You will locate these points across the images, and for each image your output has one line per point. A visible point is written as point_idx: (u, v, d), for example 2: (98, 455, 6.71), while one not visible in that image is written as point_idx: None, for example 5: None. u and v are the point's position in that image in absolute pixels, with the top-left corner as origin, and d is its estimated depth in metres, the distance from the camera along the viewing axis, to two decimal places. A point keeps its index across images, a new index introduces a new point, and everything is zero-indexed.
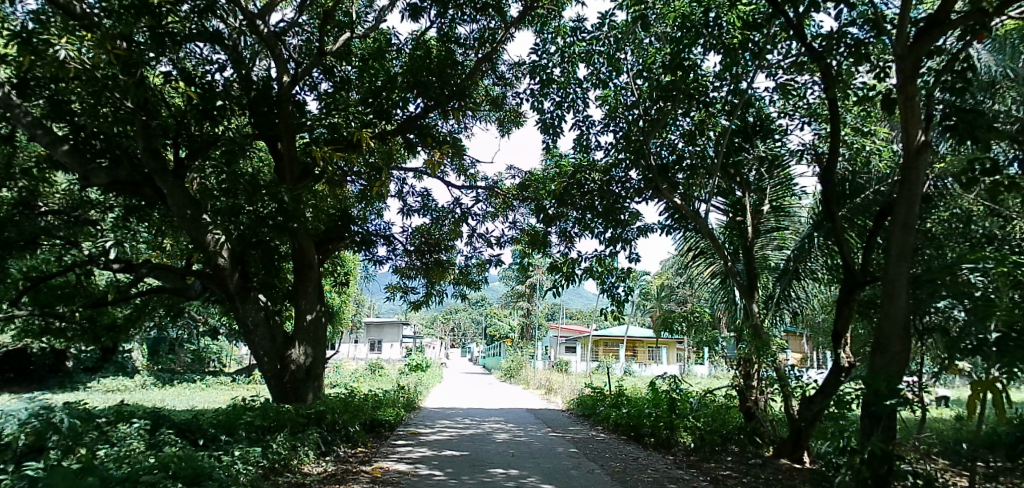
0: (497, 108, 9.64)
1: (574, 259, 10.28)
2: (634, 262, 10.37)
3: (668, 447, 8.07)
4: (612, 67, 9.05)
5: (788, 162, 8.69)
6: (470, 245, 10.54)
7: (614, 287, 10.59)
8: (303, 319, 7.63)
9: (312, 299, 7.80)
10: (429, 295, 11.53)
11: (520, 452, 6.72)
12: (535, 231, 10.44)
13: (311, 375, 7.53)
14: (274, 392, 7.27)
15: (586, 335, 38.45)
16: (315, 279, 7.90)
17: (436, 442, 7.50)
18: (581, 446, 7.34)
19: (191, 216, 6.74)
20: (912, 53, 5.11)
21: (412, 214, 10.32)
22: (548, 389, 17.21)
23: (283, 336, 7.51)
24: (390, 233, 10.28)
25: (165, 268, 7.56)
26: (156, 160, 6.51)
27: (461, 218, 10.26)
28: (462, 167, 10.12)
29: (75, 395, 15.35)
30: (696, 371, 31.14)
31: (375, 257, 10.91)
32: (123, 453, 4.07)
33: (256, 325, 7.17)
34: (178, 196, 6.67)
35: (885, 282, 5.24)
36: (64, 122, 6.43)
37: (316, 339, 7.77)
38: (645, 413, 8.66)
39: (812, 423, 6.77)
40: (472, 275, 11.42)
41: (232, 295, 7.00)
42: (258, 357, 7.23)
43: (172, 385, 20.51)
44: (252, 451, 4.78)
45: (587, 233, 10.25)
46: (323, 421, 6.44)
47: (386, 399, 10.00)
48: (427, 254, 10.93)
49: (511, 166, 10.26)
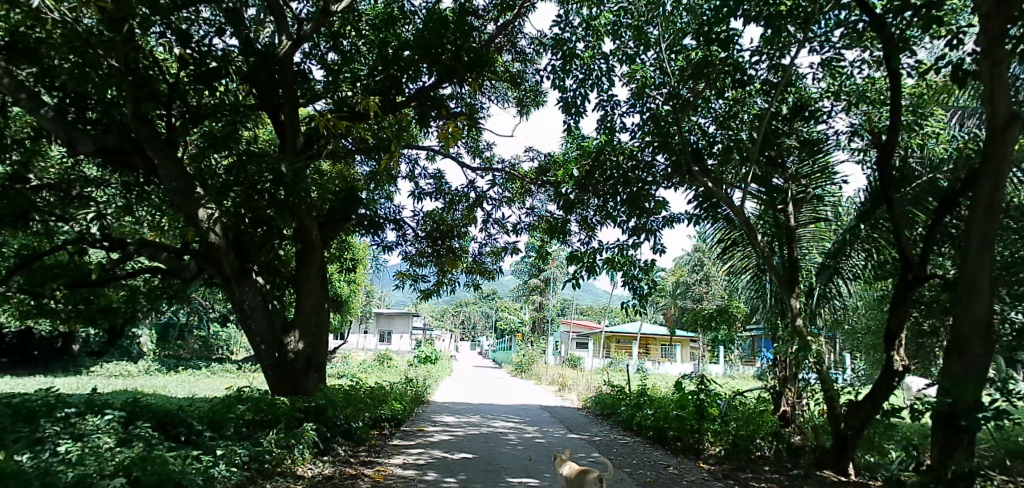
0: (516, 86, 9.02)
1: (596, 249, 9.67)
2: (659, 253, 9.74)
3: (695, 454, 7.46)
4: (641, 42, 8.30)
5: (829, 147, 8.03)
6: (485, 231, 9.94)
7: (637, 281, 9.97)
8: (304, 305, 7.07)
9: (315, 283, 7.25)
10: (440, 284, 10.98)
11: (537, 457, 6.14)
12: (554, 219, 9.82)
13: (312, 366, 6.96)
14: (272, 383, 6.72)
15: (599, 331, 37.80)
16: (319, 262, 7.35)
17: (445, 442, 6.94)
18: (605, 450, 6.75)
19: (184, 190, 6.21)
20: (1002, 10, 4.24)
21: (423, 198, 9.75)
22: (561, 386, 16.62)
23: (283, 322, 6.95)
24: (400, 218, 9.72)
25: (160, 247, 7.06)
26: (147, 128, 5.99)
27: (475, 202, 9.66)
28: (477, 148, 9.53)
29: (77, 379, 15.01)
30: (712, 370, 30.38)
31: (383, 243, 10.34)
32: (86, 450, 3.55)
33: (253, 309, 6.62)
34: (172, 168, 6.14)
35: (963, 275, 4.63)
36: (50, 85, 5.93)
37: (319, 326, 7.20)
38: (671, 416, 8.06)
39: (859, 432, 6.15)
40: (485, 264, 10.83)
41: (229, 277, 6.48)
42: (255, 344, 6.67)
43: (178, 372, 20.18)
44: (238, 449, 4.25)
45: (610, 222, 9.61)
46: (322, 417, 5.91)
47: (393, 393, 9.46)
48: (438, 241, 10.35)
49: (529, 148, 9.63)
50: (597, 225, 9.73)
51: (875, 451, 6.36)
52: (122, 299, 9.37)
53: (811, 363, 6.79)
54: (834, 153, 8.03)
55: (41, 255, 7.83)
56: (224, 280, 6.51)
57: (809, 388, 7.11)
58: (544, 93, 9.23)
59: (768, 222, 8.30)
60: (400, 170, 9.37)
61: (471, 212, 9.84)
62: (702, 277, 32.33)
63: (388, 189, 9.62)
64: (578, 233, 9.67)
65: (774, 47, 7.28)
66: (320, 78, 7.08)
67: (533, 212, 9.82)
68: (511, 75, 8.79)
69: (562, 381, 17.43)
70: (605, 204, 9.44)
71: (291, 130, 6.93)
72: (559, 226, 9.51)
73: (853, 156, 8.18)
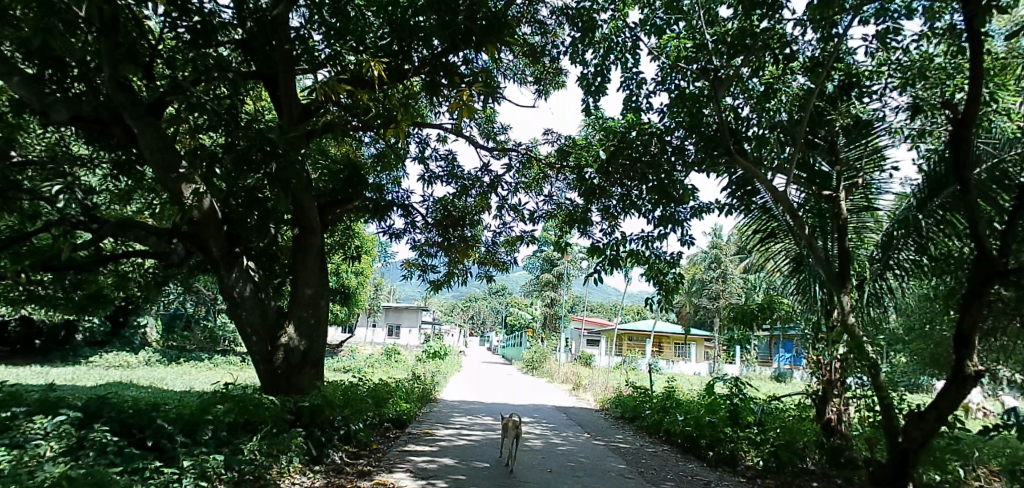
0: (535, 62, 8.32)
1: (619, 240, 8.96)
2: (687, 246, 9.02)
3: (731, 467, 6.75)
4: (673, 12, 7.57)
5: (882, 130, 7.21)
6: (500, 219, 9.25)
7: (662, 274, 9.25)
8: (301, 294, 6.38)
9: (314, 270, 6.52)
10: (451, 275, 10.30)
11: (559, 468, 5.49)
12: (574, 207, 9.12)
13: (308, 361, 6.24)
14: (264, 378, 6.04)
15: (611, 329, 37.06)
16: (318, 246, 6.65)
17: (456, 448, 6.29)
18: (633, 462, 6.07)
19: (167, 163, 5.57)
20: None
21: (434, 182, 9.08)
22: (576, 386, 15.87)
23: (276, 311, 6.25)
24: (409, 203, 9.07)
25: (145, 228, 6.43)
26: (125, 93, 5.30)
27: (490, 187, 8.97)
28: (490, 129, 8.85)
29: (73, 370, 14.56)
30: (728, 370, 29.44)
31: (391, 231, 9.69)
32: (19, 463, 2.96)
33: (245, 297, 5.93)
34: (153, 138, 5.46)
35: None
36: (18, 45, 5.29)
37: (318, 318, 6.49)
38: (702, 423, 7.36)
39: (923, 449, 5.42)
40: (499, 255, 10.21)
41: (217, 260, 5.80)
42: (245, 336, 5.99)
43: (179, 364, 19.71)
44: (210, 457, 3.64)
45: (634, 212, 8.88)
46: (319, 418, 5.31)
47: (399, 390, 8.81)
48: (450, 229, 9.69)
49: (547, 131, 8.94)
50: (620, 216, 8.98)
51: (938, 468, 5.64)
52: (112, 287, 8.81)
53: (864, 367, 6.09)
54: (888, 137, 7.21)
55: (22, 236, 7.22)
56: (211, 264, 5.83)
57: (860, 395, 6.38)
58: (563, 71, 8.54)
59: (812, 211, 7.54)
60: (408, 152, 8.72)
61: (484, 199, 9.16)
62: (719, 275, 31.45)
63: (396, 173, 8.99)
64: (600, 224, 8.96)
65: (822, 17, 6.54)
66: (321, 45, 6.39)
67: (552, 199, 9.13)
68: (530, 49, 8.11)
69: (577, 380, 16.72)
70: (629, 192, 8.69)
71: (287, 102, 6.27)
72: (579, 215, 8.79)
73: (905, 140, 7.43)
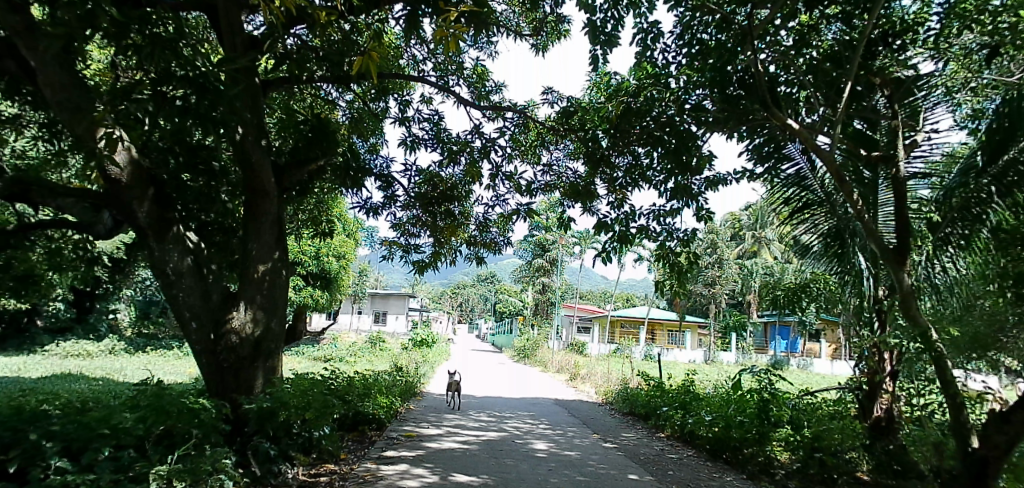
0: (531, 7, 7.16)
1: (629, 215, 7.88)
2: (705, 221, 7.99)
3: (767, 476, 5.80)
4: None
5: (923, 88, 6.22)
6: (493, 191, 8.08)
7: (675, 255, 8.21)
8: (251, 269, 5.22)
9: (269, 241, 5.36)
10: (437, 255, 9.21)
11: (570, 484, 4.51)
12: (577, 178, 8.02)
13: (261, 351, 5.11)
14: (207, 375, 4.93)
15: (603, 315, 36.19)
16: (275, 213, 5.47)
17: (444, 455, 5.30)
18: (656, 472, 5.12)
19: (74, 106, 4.34)
20: None
21: (416, 147, 7.96)
22: (573, 376, 14.87)
23: (221, 292, 5.09)
24: (389, 173, 7.96)
25: (65, 193, 5.18)
26: (19, 14, 4.04)
27: (481, 154, 7.86)
28: (480, 90, 7.72)
29: (24, 360, 13.39)
30: (723, 358, 28.79)
31: (368, 205, 8.53)
32: None
33: (181, 274, 4.76)
34: (56, 73, 4.22)
35: None
36: None
37: (275, 299, 5.34)
38: (731, 423, 6.39)
39: (1007, 456, 4.46)
40: (491, 234, 9.14)
41: (143, 228, 4.62)
42: (182, 322, 4.84)
43: (146, 353, 18.60)
44: None
45: (644, 183, 7.64)
46: (268, 426, 4.30)
47: (379, 385, 7.75)
48: (436, 205, 8.59)
49: (545, 89, 7.42)
50: (628, 188, 7.71)
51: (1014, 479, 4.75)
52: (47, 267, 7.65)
53: (927, 360, 5.14)
54: (924, 99, 6.23)
55: None
56: (138, 233, 4.66)
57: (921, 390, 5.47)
58: (565, 20, 7.34)
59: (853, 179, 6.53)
60: (387, 111, 7.61)
61: (475, 167, 8.03)
62: (715, 260, 30.50)
63: (373, 138, 7.84)
64: (606, 197, 7.81)
65: None
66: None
67: (553, 169, 7.99)
68: None
69: (573, 371, 15.73)
70: (638, 159, 7.41)
71: (227, 34, 5.04)
72: (582, 187, 7.65)
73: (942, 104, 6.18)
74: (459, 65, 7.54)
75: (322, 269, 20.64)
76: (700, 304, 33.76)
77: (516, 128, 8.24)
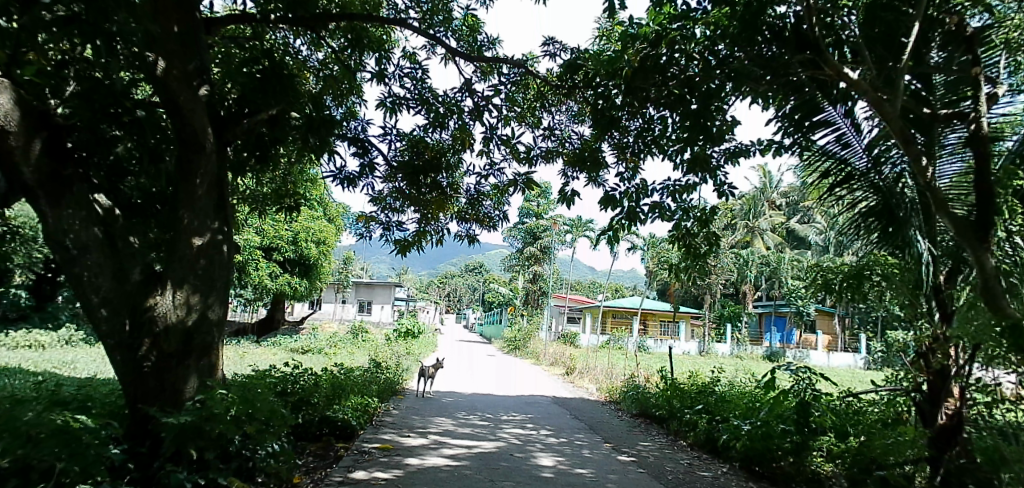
0: None
1: (643, 188, 6.88)
2: (727, 195, 7.01)
3: None
4: None
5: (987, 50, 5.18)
6: (486, 158, 7.06)
7: (692, 234, 7.25)
8: (181, 244, 4.17)
9: (204, 207, 4.31)
10: (422, 234, 8.15)
11: None
12: (581, 146, 7.00)
13: (192, 345, 4.08)
14: (123, 375, 3.92)
15: (595, 306, 35.38)
16: (213, 173, 4.40)
17: (431, 476, 4.29)
18: None
19: None
20: None
21: (398, 107, 6.91)
22: (570, 370, 13.95)
23: (143, 272, 4.06)
24: (366, 137, 6.90)
25: None
26: None
27: (471, 116, 6.83)
28: (472, 43, 6.71)
29: None
30: (719, 350, 28.05)
31: (342, 175, 7.47)
32: None
33: (86, 248, 3.71)
34: None
35: None
36: None
37: (211, 281, 4.31)
38: (767, 431, 5.48)
39: None
40: (484, 209, 8.12)
41: (32, 188, 3.55)
42: (88, 309, 3.81)
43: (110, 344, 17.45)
44: None
45: (657, 151, 6.65)
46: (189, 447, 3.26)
47: (353, 382, 6.73)
48: (421, 176, 7.54)
49: (546, 40, 6.38)
50: (640, 156, 6.73)
51: None
52: None
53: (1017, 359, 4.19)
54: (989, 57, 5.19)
55: None
56: (25, 194, 3.59)
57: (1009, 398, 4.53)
58: None
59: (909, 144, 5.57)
60: (362, 67, 6.54)
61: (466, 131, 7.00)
62: None
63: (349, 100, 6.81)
64: (616, 166, 6.84)
65: None
66: None
67: (554, 133, 6.99)
68: None
69: (569, 363, 14.81)
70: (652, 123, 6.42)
71: None
72: (588, 155, 6.66)
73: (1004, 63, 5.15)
74: (447, 14, 6.50)
75: (301, 256, 19.58)
76: (693, 295, 33.03)
77: (512, 86, 7.19)
